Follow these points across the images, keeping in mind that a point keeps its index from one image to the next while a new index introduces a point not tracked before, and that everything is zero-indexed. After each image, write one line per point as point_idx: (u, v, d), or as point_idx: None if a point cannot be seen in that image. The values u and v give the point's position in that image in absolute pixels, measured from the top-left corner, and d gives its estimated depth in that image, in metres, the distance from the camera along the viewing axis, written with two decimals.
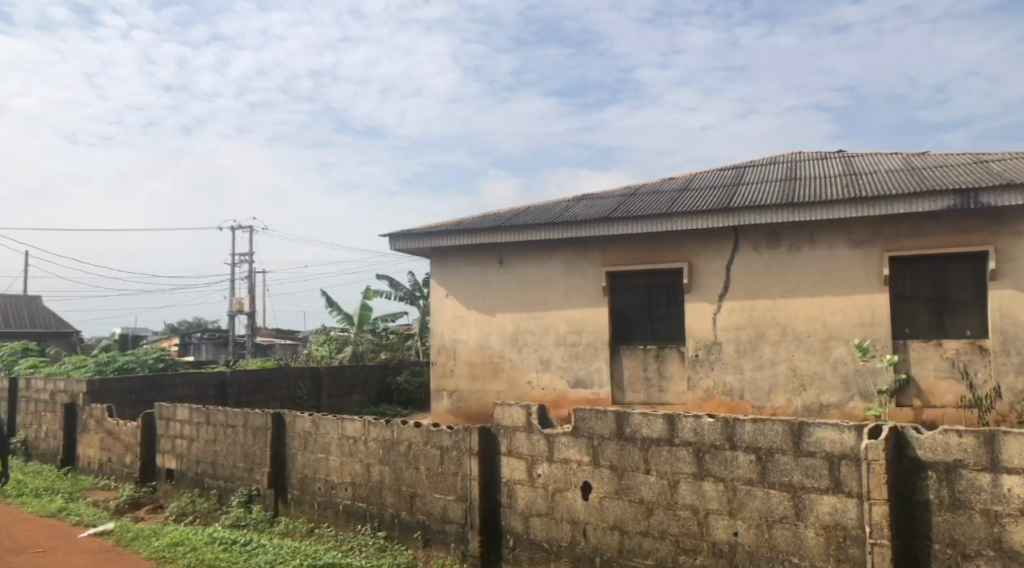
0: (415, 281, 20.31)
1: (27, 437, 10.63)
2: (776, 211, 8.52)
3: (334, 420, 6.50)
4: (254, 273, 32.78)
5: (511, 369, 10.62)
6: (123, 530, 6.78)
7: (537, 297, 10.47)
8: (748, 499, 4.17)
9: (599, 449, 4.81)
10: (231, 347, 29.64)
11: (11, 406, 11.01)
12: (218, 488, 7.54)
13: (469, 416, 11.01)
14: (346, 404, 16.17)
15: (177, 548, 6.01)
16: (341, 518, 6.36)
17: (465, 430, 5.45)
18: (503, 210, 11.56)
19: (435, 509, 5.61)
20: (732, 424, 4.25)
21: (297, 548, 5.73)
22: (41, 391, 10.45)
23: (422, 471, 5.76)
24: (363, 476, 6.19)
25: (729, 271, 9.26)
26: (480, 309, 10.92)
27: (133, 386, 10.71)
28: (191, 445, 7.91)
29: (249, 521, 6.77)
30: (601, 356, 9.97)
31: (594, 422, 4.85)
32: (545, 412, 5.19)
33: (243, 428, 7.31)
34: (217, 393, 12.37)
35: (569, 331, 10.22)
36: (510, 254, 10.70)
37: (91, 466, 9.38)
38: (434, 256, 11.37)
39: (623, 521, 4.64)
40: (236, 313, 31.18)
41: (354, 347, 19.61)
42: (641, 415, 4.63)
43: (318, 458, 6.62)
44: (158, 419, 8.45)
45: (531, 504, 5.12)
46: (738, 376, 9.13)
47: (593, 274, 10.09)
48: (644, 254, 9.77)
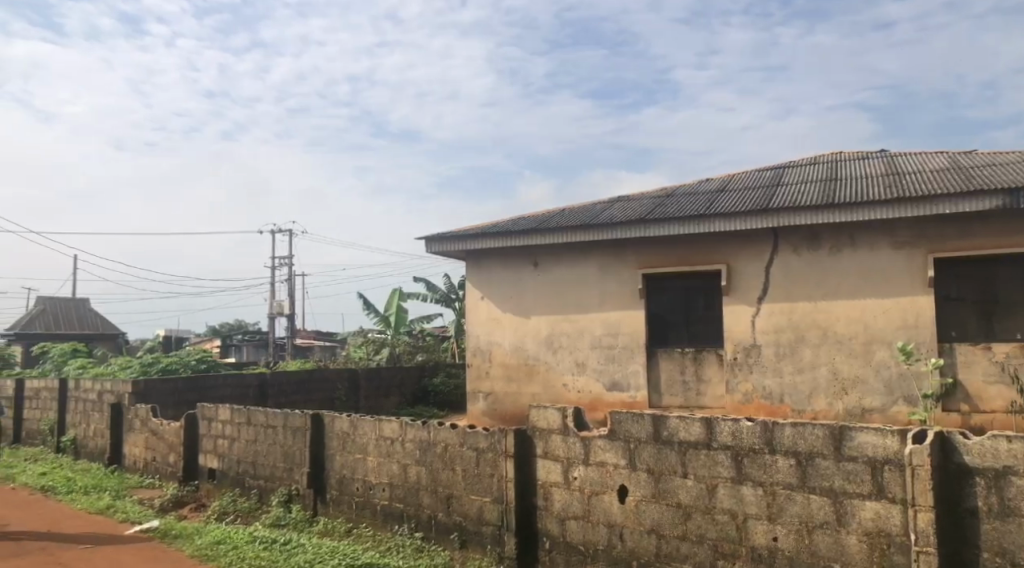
0: (450, 284, 20.46)
1: (76, 436, 11.00)
2: (815, 212, 8.39)
3: (372, 422, 6.59)
4: (293, 276, 33.36)
5: (546, 372, 10.63)
6: (167, 527, 6.97)
7: (572, 300, 10.46)
8: (787, 504, 4.12)
9: (635, 452, 4.80)
10: (271, 349, 30.15)
11: (60, 405, 11.41)
12: (259, 488, 7.70)
13: (504, 418, 11.03)
14: (383, 405, 16.35)
15: (219, 547, 6.15)
16: (378, 518, 6.44)
17: (500, 433, 5.49)
18: (538, 213, 11.60)
19: (471, 511, 5.65)
20: (771, 428, 4.20)
21: (336, 548, 5.82)
22: (89, 391, 10.79)
23: (458, 472, 5.80)
24: (399, 477, 6.26)
25: (768, 274, 9.14)
26: (515, 311, 10.96)
27: (176, 387, 10.99)
28: (232, 446, 8.09)
29: (289, 521, 6.90)
30: (637, 359, 9.91)
31: (630, 425, 4.84)
32: (581, 415, 5.20)
33: (283, 429, 7.45)
34: (257, 394, 12.63)
35: (605, 333, 10.19)
36: (545, 256, 10.72)
37: (136, 465, 9.64)
38: (469, 258, 11.44)
39: (660, 525, 4.62)
40: (276, 315, 31.76)
41: (390, 349, 19.81)
42: (677, 418, 4.61)
43: (356, 458, 6.72)
44: (200, 419, 8.66)
45: (566, 507, 5.12)
46: (777, 379, 9.00)
47: (629, 276, 10.05)
48: (680, 257, 9.71)
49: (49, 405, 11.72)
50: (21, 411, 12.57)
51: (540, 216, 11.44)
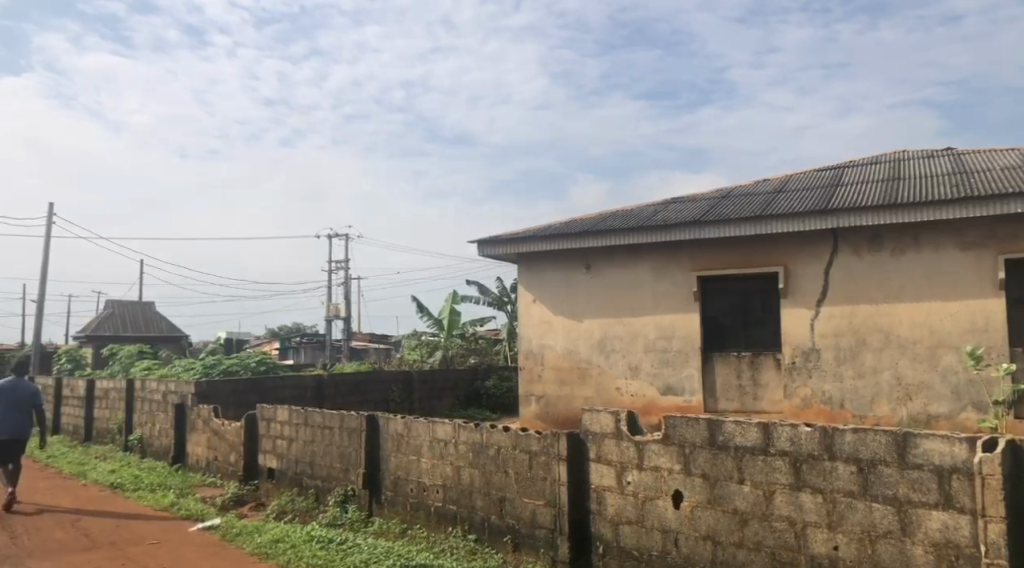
0: (502, 287, 20.57)
1: (142, 435, 11.47)
2: (876, 213, 8.14)
3: (425, 423, 6.68)
4: (349, 280, 34.03)
5: (599, 375, 10.57)
6: (228, 525, 7.21)
7: (625, 303, 10.40)
8: (848, 513, 4.02)
9: (690, 457, 4.74)
10: (328, 352, 30.82)
11: (127, 405, 11.91)
12: (316, 488, 7.88)
13: (557, 421, 11.03)
14: (436, 407, 16.54)
15: (278, 545, 6.33)
16: (432, 520, 6.52)
17: (553, 436, 5.51)
18: (590, 216, 11.58)
19: (524, 514, 5.67)
20: (831, 434, 4.10)
21: (391, 548, 5.93)
22: (155, 392, 11.23)
23: (511, 475, 5.84)
24: (453, 479, 6.33)
25: (828, 276, 8.91)
26: (567, 314, 10.95)
27: (236, 389, 11.35)
28: (291, 446, 8.30)
29: (345, 520, 7.04)
30: (692, 363, 9.78)
31: (685, 429, 4.79)
32: (634, 419, 5.17)
33: (339, 430, 7.62)
34: (314, 395, 12.95)
35: (659, 337, 10.09)
36: (597, 259, 10.69)
37: (198, 464, 9.97)
38: (522, 261, 11.49)
39: (715, 531, 4.56)
40: (332, 318, 32.44)
41: (443, 351, 20.06)
42: (734, 423, 4.54)
43: (410, 460, 6.82)
44: (260, 419, 8.92)
45: (620, 512, 5.10)
46: (838, 384, 8.76)
47: (683, 279, 9.93)
48: (736, 259, 9.55)
49: (117, 405, 12.25)
50: (92, 411, 13.17)
51: (592, 218, 11.42)
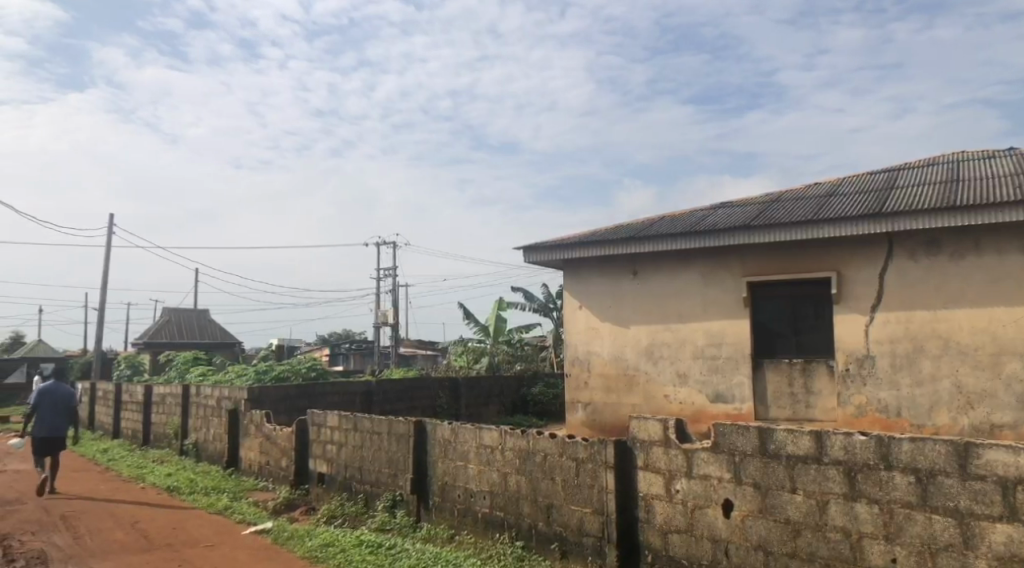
0: (548, 294, 20.59)
1: (197, 439, 11.83)
2: (934, 216, 7.89)
3: (473, 429, 6.74)
4: (396, 287, 34.49)
5: (646, 382, 10.48)
6: (280, 529, 7.38)
7: (673, 309, 10.29)
8: (906, 525, 3.90)
9: (740, 466, 4.68)
10: (376, 358, 31.27)
11: (183, 410, 12.30)
12: (365, 493, 8.01)
13: (604, 428, 10.96)
14: (483, 413, 16.64)
15: (328, 549, 6.46)
16: (480, 526, 6.56)
17: (600, 443, 5.50)
18: (637, 222, 11.51)
19: (571, 521, 5.66)
20: (887, 442, 4.00)
21: (439, 554, 5.99)
22: (210, 397, 11.57)
23: (558, 482, 5.84)
24: (500, 485, 6.36)
25: (883, 281, 8.68)
26: (614, 320, 10.89)
27: (288, 394, 11.62)
28: (340, 451, 8.46)
29: (394, 525, 7.14)
30: (742, 369, 9.62)
31: (735, 438, 4.72)
32: (683, 427, 5.13)
33: (388, 436, 7.73)
34: (363, 402, 13.18)
35: (708, 343, 9.96)
36: (645, 265, 10.62)
37: (251, 468, 10.22)
38: (568, 267, 11.48)
39: (767, 541, 4.49)
40: (381, 325, 32.92)
41: (490, 358, 20.21)
42: (785, 432, 4.46)
43: (457, 465, 6.88)
44: (311, 424, 9.11)
45: (669, 520, 5.05)
46: (894, 393, 8.50)
47: (733, 285, 9.80)
48: (787, 264, 9.38)
49: (174, 410, 12.66)
50: (150, 415, 13.63)
51: (639, 224, 11.36)
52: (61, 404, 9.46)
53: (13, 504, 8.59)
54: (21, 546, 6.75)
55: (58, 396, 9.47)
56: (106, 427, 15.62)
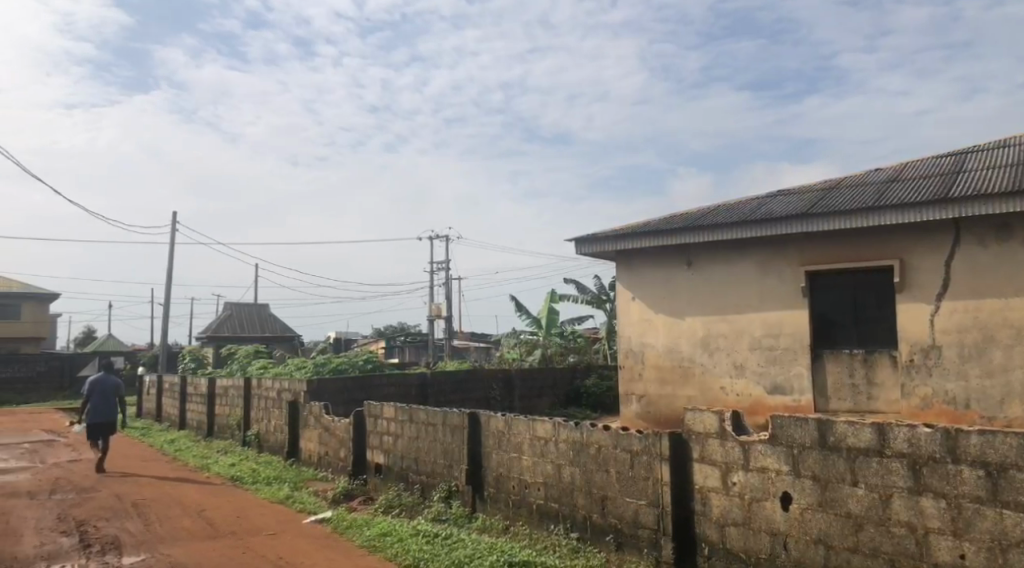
0: (601, 286, 20.51)
1: (259, 431, 12.22)
2: (1006, 200, 7.53)
3: (526, 422, 6.79)
4: (450, 280, 34.84)
5: (702, 374, 10.36)
6: (338, 519, 7.59)
7: (729, 300, 10.13)
8: (975, 520, 3.78)
9: (799, 458, 4.60)
10: (431, 351, 31.66)
11: (245, 402, 12.72)
12: (421, 483, 8.16)
13: (659, 421, 10.88)
14: (536, 406, 16.71)
15: (385, 539, 6.61)
16: (535, 517, 6.61)
17: (654, 435, 5.48)
18: (691, 212, 11.38)
19: (626, 513, 5.66)
20: (954, 435, 3.88)
21: (493, 544, 6.05)
22: (270, 389, 11.95)
23: (612, 474, 5.84)
24: (554, 477, 6.40)
25: (950, 268, 8.37)
26: (669, 312, 10.79)
27: (345, 387, 11.90)
28: (397, 442, 8.63)
29: (450, 516, 7.25)
30: (800, 361, 9.41)
31: (793, 430, 4.64)
32: (740, 419, 5.07)
33: (442, 427, 7.86)
34: (418, 394, 13.40)
35: (765, 334, 9.78)
36: (699, 255, 10.49)
37: (311, 458, 10.51)
38: (620, 258, 11.42)
39: (828, 535, 4.40)
40: (435, 318, 33.33)
41: (543, 350, 20.26)
42: (845, 424, 4.37)
43: (511, 457, 6.94)
44: (367, 416, 9.33)
45: (725, 513, 5.00)
46: (963, 384, 8.19)
47: (790, 274, 9.59)
48: (848, 252, 9.12)
49: (237, 402, 13.10)
50: (214, 407, 14.15)
51: (692, 214, 11.22)
52: (111, 393, 10.55)
53: (88, 491, 9.05)
54: (96, 531, 7.12)
55: (108, 387, 10.57)
56: (172, 418, 16.27)
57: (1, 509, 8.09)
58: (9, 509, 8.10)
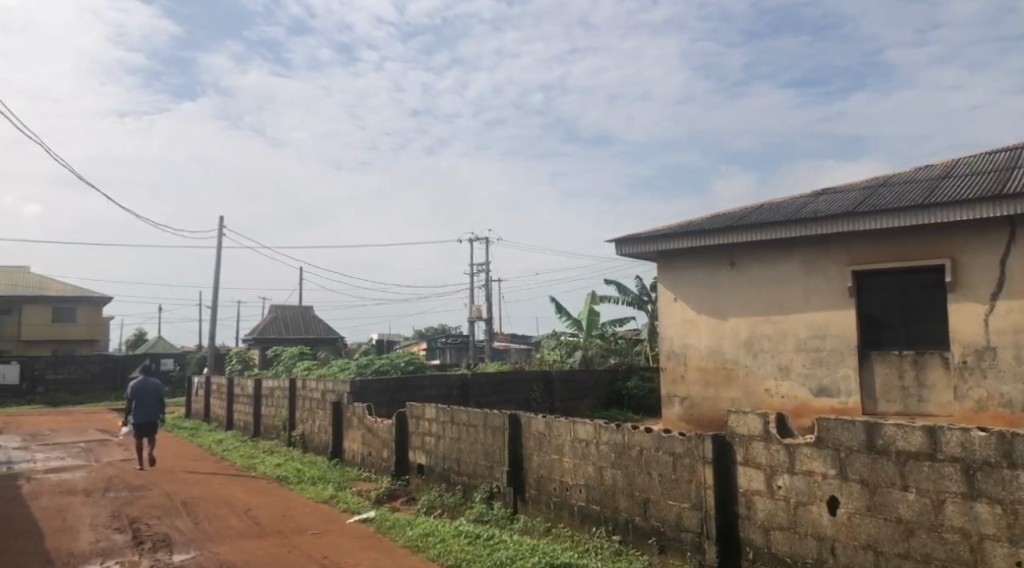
0: (642, 287, 20.36)
1: (304, 431, 12.45)
2: None
3: (567, 423, 6.79)
4: (490, 282, 34.99)
5: (746, 376, 10.21)
6: (382, 518, 7.70)
7: (773, 300, 9.96)
8: None
9: (846, 462, 4.50)
10: (471, 353, 31.82)
11: (290, 403, 12.97)
12: (463, 484, 8.22)
13: (702, 423, 10.75)
14: (577, 407, 16.68)
15: (428, 539, 6.68)
16: (576, 519, 6.60)
17: (697, 437, 5.43)
18: (734, 211, 11.23)
19: (669, 516, 5.62)
20: (1010, 440, 3.76)
21: (535, 546, 6.07)
22: (315, 390, 12.17)
23: (654, 476, 5.80)
24: (596, 480, 6.38)
25: (1005, 267, 8.10)
26: (711, 313, 10.67)
27: (388, 388, 12.06)
28: (438, 443, 8.71)
29: (492, 517, 7.28)
30: (847, 362, 9.20)
31: (840, 433, 4.55)
32: (784, 421, 4.99)
33: (483, 428, 7.91)
34: (459, 394, 13.50)
35: (810, 335, 9.59)
36: (742, 255, 10.35)
37: (354, 459, 10.67)
38: (662, 259, 11.34)
39: (877, 541, 4.30)
40: (476, 319, 33.50)
41: (584, 351, 20.19)
42: (894, 427, 4.26)
43: (553, 459, 6.94)
44: (409, 417, 9.43)
45: (771, 517, 4.92)
46: (1020, 386, 7.89)
47: (837, 274, 9.39)
48: (896, 251, 8.90)
49: (282, 403, 13.38)
50: (260, 408, 14.47)
51: (735, 213, 11.08)
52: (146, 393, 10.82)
53: (140, 490, 9.35)
54: (148, 529, 7.36)
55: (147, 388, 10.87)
56: (220, 419, 16.67)
57: (60, 506, 8.42)
58: (66, 506, 8.43)
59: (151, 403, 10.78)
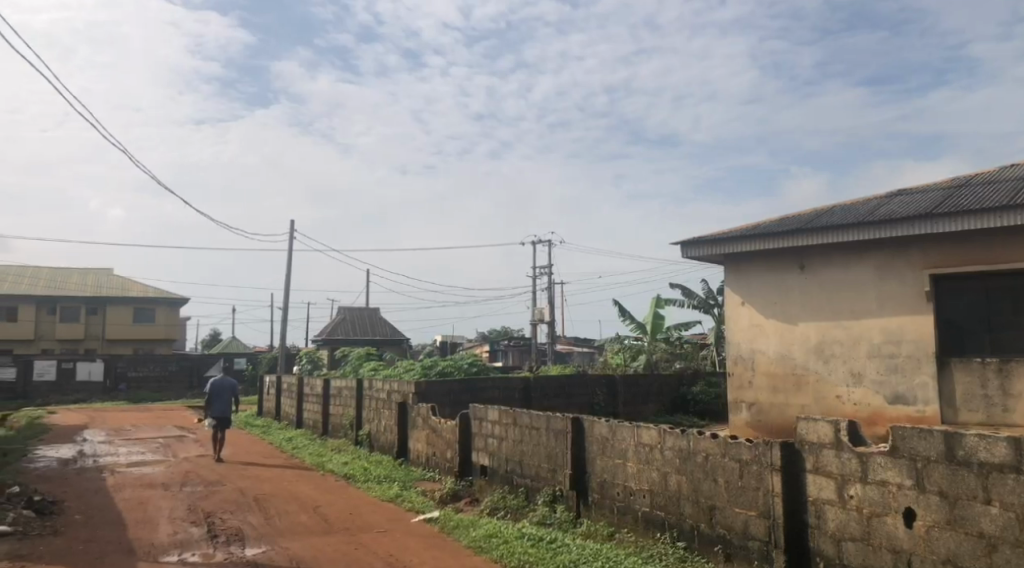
0: (708, 290, 20.03)
1: (370, 431, 12.75)
2: None
3: (631, 428, 6.75)
4: (553, 285, 34.99)
5: (816, 382, 9.92)
6: (445, 518, 7.83)
7: (846, 305, 9.66)
8: None
9: (923, 472, 4.34)
10: (534, 355, 31.88)
11: (358, 403, 13.30)
12: (526, 486, 8.27)
13: (770, 430, 10.50)
14: (641, 412, 16.52)
15: (491, 540, 6.76)
16: (640, 524, 6.56)
17: (765, 444, 5.33)
18: (804, 213, 10.95)
19: (735, 524, 5.53)
20: None
21: (598, 550, 6.07)
22: (381, 390, 12.45)
23: (720, 483, 5.72)
24: (660, 485, 6.33)
25: None
26: (780, 317, 10.42)
27: (452, 389, 12.24)
28: (501, 445, 8.79)
29: (555, 520, 7.30)
30: (925, 369, 8.83)
31: (917, 442, 4.39)
32: (857, 429, 4.85)
33: (546, 431, 7.94)
34: (522, 397, 13.57)
35: (885, 341, 9.25)
36: (812, 258, 10.08)
37: (419, 459, 10.86)
38: (729, 262, 11.14)
39: (957, 555, 4.13)
40: (538, 322, 33.57)
41: (648, 355, 19.99)
42: (976, 437, 4.09)
43: (616, 463, 6.92)
44: (473, 419, 9.55)
45: (843, 527, 4.79)
46: None
47: (913, 278, 9.04)
48: (979, 254, 8.51)
49: (350, 402, 13.73)
50: (328, 407, 14.88)
51: (806, 215, 10.81)
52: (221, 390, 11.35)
53: (214, 485, 9.76)
54: (222, 523, 7.68)
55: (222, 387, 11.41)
56: (290, 418, 17.23)
57: (141, 498, 8.90)
58: (147, 498, 8.90)
59: (225, 401, 11.27)
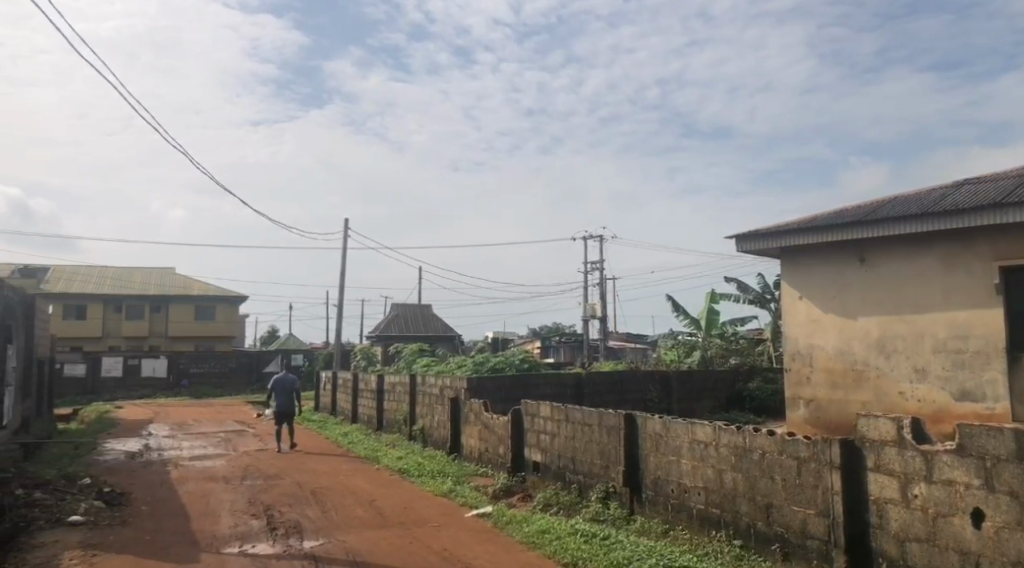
0: (764, 284, 19.62)
1: (424, 426, 12.94)
2: None
3: (685, 425, 6.69)
4: (605, 280, 34.78)
5: (878, 378, 9.64)
6: (498, 514, 7.91)
7: (909, 299, 9.35)
8: None
9: (993, 471, 4.18)
10: (586, 351, 31.78)
11: (411, 399, 13.50)
12: (578, 483, 8.27)
13: (830, 427, 10.25)
14: (696, 409, 16.32)
15: (544, 536, 6.80)
16: (695, 522, 6.50)
17: (823, 442, 5.22)
18: (865, 204, 10.64)
19: (794, 523, 5.43)
20: None
21: (652, 547, 6.04)
22: (434, 386, 12.61)
23: (777, 481, 5.62)
24: (715, 482, 6.26)
25: None
26: (840, 312, 10.15)
27: (503, 385, 12.33)
28: (554, 441, 8.81)
29: (609, 516, 7.29)
30: (994, 364, 8.48)
31: (986, 441, 4.24)
32: (921, 427, 4.71)
33: (599, 427, 7.93)
34: (574, 393, 13.56)
35: (951, 336, 8.91)
36: (873, 251, 9.78)
37: (472, 454, 10.97)
38: (785, 256, 10.90)
39: None
40: (590, 318, 33.43)
41: (702, 351, 19.71)
42: None
43: (670, 460, 6.87)
44: (525, 414, 9.60)
45: (907, 527, 4.65)
46: None
47: (981, 270, 8.69)
48: None
49: (403, 398, 13.95)
50: (383, 403, 15.15)
51: (866, 206, 10.49)
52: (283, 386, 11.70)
53: (273, 479, 10.05)
54: (281, 516, 7.92)
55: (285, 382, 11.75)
56: (346, 413, 17.59)
57: (204, 491, 9.24)
58: (209, 491, 9.24)
59: (288, 395, 11.56)
